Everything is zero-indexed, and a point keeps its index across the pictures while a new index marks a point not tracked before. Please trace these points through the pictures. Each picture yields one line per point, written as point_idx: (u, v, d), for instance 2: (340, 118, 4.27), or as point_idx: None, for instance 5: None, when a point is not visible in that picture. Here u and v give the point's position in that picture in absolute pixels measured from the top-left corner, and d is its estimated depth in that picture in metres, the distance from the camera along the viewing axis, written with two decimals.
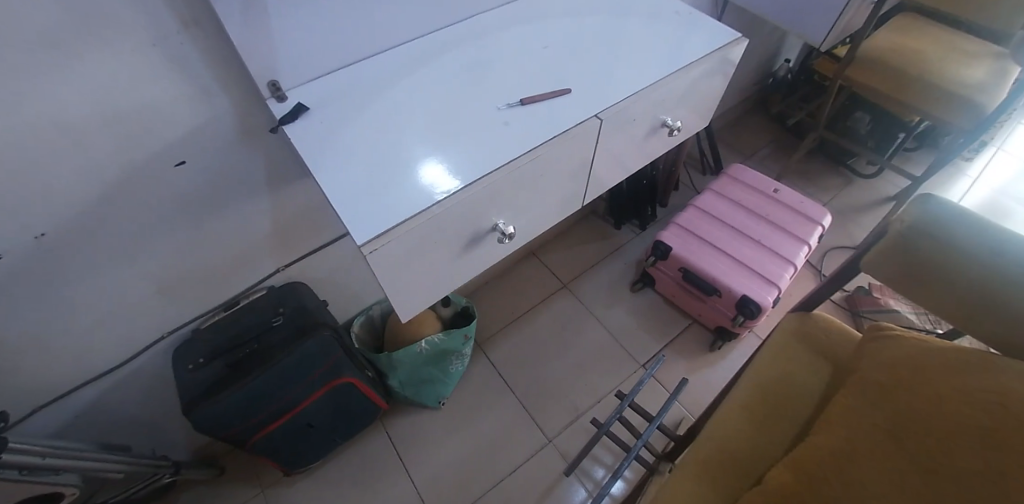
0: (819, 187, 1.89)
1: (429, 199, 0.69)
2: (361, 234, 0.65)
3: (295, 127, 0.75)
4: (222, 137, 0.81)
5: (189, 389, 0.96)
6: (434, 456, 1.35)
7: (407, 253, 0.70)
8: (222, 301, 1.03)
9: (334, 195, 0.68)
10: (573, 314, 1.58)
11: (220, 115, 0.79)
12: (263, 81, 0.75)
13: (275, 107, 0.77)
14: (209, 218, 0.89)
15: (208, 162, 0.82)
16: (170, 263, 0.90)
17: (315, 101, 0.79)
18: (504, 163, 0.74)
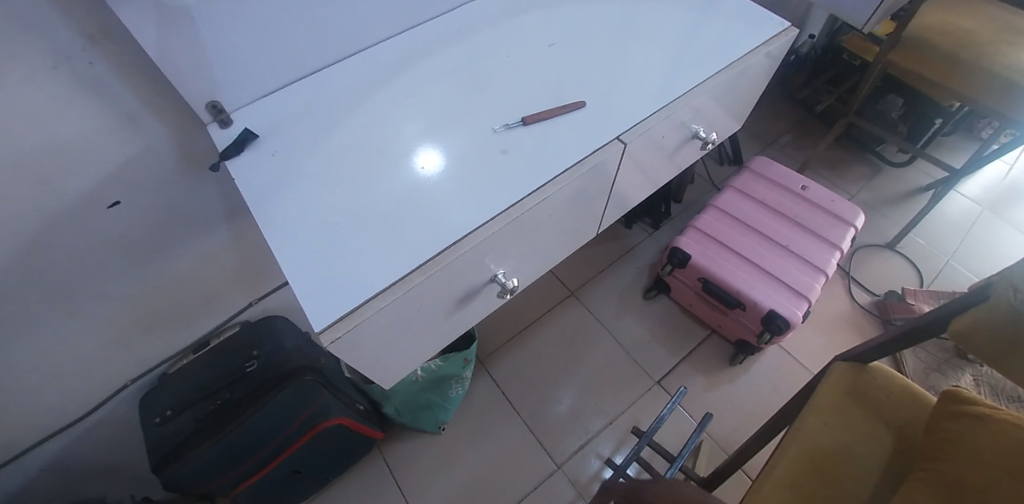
0: (846, 178, 1.73)
1: (404, 269, 0.62)
2: (321, 316, 0.58)
3: (241, 160, 0.67)
4: (160, 167, 0.71)
5: (156, 446, 0.85)
6: (438, 487, 1.26)
7: (385, 328, 0.63)
8: (192, 341, 0.93)
9: (289, 265, 0.61)
10: (580, 325, 1.49)
11: (153, 143, 0.68)
12: (199, 103, 0.66)
13: (217, 134, 0.69)
14: (162, 256, 0.78)
15: (146, 197, 0.72)
16: (123, 309, 0.79)
17: (266, 126, 0.70)
18: (493, 217, 0.67)
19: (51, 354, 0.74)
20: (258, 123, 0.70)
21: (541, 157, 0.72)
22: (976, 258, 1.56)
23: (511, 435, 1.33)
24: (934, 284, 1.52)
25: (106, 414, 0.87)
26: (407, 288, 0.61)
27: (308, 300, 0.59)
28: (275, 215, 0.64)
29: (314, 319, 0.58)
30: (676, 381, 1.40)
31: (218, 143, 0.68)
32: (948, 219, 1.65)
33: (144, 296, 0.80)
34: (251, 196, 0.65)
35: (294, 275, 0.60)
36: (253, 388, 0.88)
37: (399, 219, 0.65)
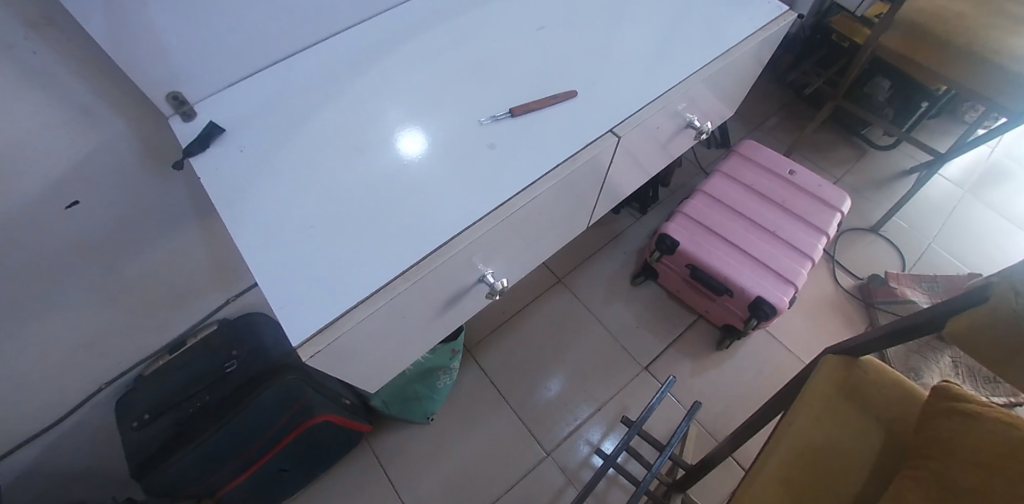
0: (832, 161, 1.73)
1: (386, 276, 0.59)
2: (298, 329, 0.55)
3: (207, 157, 0.63)
4: (121, 163, 0.66)
5: (135, 450, 0.83)
6: (428, 478, 1.25)
7: (368, 336, 0.61)
8: (167, 342, 0.90)
9: (263, 273, 0.57)
10: (568, 312, 1.48)
11: (112, 139, 0.64)
12: (158, 96, 0.62)
13: (180, 128, 0.64)
14: (128, 255, 0.75)
15: (108, 194, 0.67)
16: (91, 311, 0.75)
17: (234, 119, 0.66)
18: (480, 218, 0.64)
19: (12, 363, 0.70)
20: (225, 116, 0.66)
21: (532, 152, 0.69)
22: (956, 241, 1.58)
23: (499, 425, 1.32)
24: (916, 268, 1.53)
25: (80, 420, 0.84)
26: (390, 296, 0.58)
27: (284, 311, 0.56)
28: (248, 219, 0.60)
29: (291, 332, 0.55)
30: (664, 368, 1.40)
31: (182, 138, 0.64)
32: (931, 202, 1.67)
33: (114, 298, 0.77)
34: (221, 197, 0.61)
35: (267, 285, 0.57)
36: (235, 389, 0.87)
37: (381, 221, 0.61)
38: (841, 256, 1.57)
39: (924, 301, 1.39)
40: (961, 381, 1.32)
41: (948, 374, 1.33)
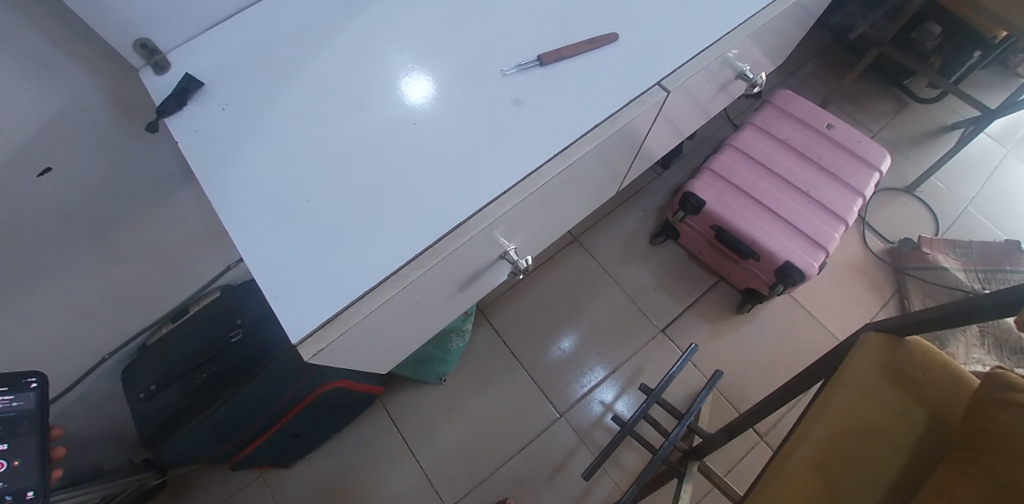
0: (869, 114, 1.62)
1: (397, 261, 0.52)
2: (296, 324, 0.48)
3: (187, 117, 0.55)
4: (94, 122, 0.58)
5: (146, 420, 0.84)
6: (440, 437, 1.25)
7: (379, 325, 0.55)
8: (170, 309, 0.89)
9: (254, 259, 0.50)
10: (584, 271, 1.43)
11: (78, 95, 0.56)
12: (124, 45, 0.53)
13: (152, 82, 0.56)
14: (109, 219, 0.68)
15: (85, 158, 0.60)
16: (77, 281, 0.70)
17: (216, 70, 0.57)
18: (502, 194, 0.56)
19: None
20: (205, 66, 0.57)
21: (565, 110, 0.60)
22: (994, 204, 1.51)
23: (511, 385, 1.31)
24: (949, 232, 1.47)
25: (88, 386, 0.83)
26: (402, 284, 0.52)
27: (280, 302, 0.49)
28: (238, 192, 0.53)
29: (289, 328, 0.48)
30: (681, 331, 1.37)
31: (154, 94, 0.56)
32: (970, 161, 1.57)
33: (104, 265, 0.72)
34: (206, 166, 0.53)
35: (262, 271, 0.50)
36: (240, 361, 0.84)
37: (393, 194, 0.54)
38: (872, 218, 1.49)
39: (956, 267, 1.34)
40: (987, 351, 1.28)
41: (974, 345, 1.29)
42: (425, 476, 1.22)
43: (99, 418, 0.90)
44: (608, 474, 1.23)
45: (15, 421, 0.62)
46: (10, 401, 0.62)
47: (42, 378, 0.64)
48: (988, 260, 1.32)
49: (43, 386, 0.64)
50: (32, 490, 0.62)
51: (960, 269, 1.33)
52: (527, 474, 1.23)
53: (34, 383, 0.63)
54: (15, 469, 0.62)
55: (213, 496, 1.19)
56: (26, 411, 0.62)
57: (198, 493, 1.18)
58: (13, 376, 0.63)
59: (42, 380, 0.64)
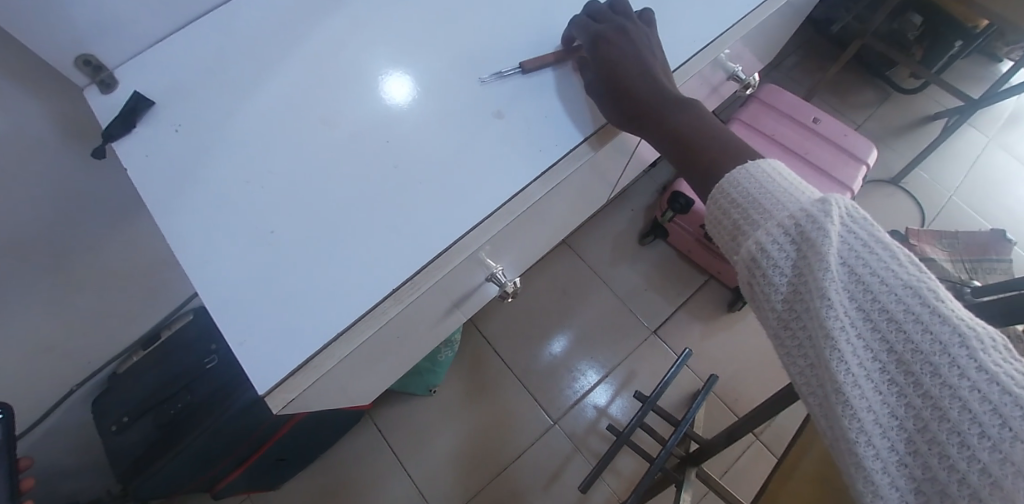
0: (854, 106, 1.61)
1: (374, 297, 0.48)
2: (262, 373, 0.44)
3: (138, 140, 0.51)
4: (39, 146, 0.54)
5: (118, 454, 0.79)
6: (432, 450, 1.22)
7: (359, 361, 0.51)
8: (141, 336, 0.85)
9: (217, 299, 0.46)
10: (574, 274, 1.40)
11: (21, 119, 0.51)
12: (64, 63, 0.48)
13: (98, 102, 0.51)
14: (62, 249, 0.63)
15: (30, 185, 0.55)
16: (32, 314, 0.65)
17: (169, 88, 0.53)
18: (482, 220, 0.52)
19: None
20: (157, 83, 0.53)
21: (551, 122, 0.57)
22: (977, 193, 1.52)
23: (503, 394, 1.28)
24: (935, 222, 1.47)
25: (59, 419, 0.79)
26: (380, 323, 0.48)
27: (244, 348, 0.45)
28: (199, 224, 0.49)
29: (255, 377, 0.44)
30: (674, 331, 1.35)
31: (100, 115, 0.51)
32: (954, 151, 1.58)
33: (62, 296, 0.68)
34: (160, 196, 0.49)
35: (224, 313, 0.46)
36: (215, 389, 0.79)
37: (368, 222, 0.50)
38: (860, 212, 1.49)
39: (943, 258, 1.33)
40: None
41: None
42: (418, 491, 1.19)
43: (68, 451, 0.85)
44: (605, 481, 1.21)
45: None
46: None
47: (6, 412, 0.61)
48: (974, 251, 1.33)
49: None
50: None
51: (948, 260, 1.33)
52: (523, 483, 1.20)
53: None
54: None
55: None
56: None
57: None
58: None
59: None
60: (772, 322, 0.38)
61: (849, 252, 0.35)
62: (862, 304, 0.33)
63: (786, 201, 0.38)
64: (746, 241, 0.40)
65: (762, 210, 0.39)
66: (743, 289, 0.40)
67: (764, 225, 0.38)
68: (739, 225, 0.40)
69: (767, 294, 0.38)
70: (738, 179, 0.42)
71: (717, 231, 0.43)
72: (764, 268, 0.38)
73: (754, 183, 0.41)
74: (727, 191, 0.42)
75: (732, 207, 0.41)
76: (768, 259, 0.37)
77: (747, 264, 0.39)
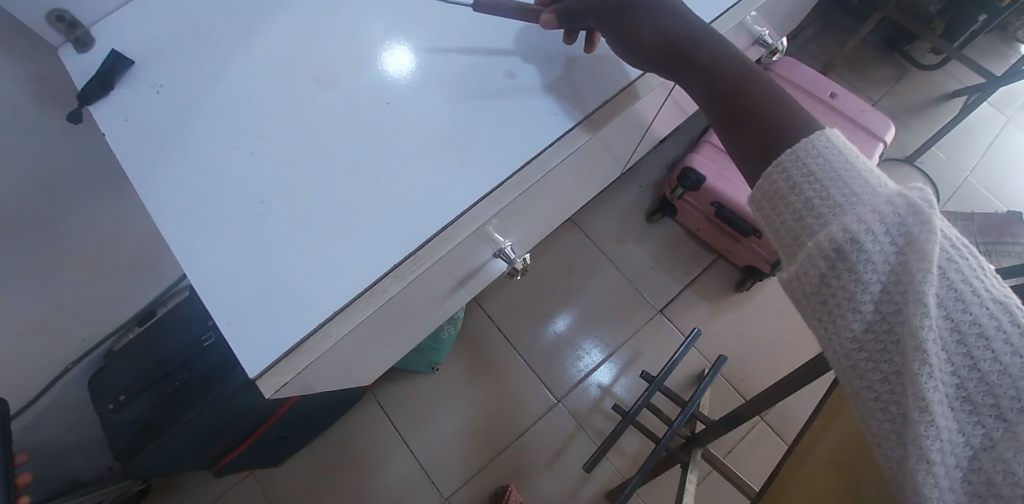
0: (870, 81, 1.56)
1: (373, 274, 0.45)
2: (252, 355, 0.42)
3: (118, 103, 0.47)
4: (17, 113, 0.50)
5: (115, 433, 0.78)
6: (434, 428, 1.21)
7: (359, 341, 0.49)
8: (135, 312, 0.83)
9: (202, 275, 0.43)
10: (579, 252, 1.37)
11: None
12: (34, 19, 0.44)
13: (72, 62, 0.47)
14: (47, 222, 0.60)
15: (10, 154, 0.52)
16: (19, 290, 0.62)
17: (152, 47, 0.49)
18: (484, 196, 0.49)
19: None
20: (141, 42, 0.49)
21: (565, 88, 0.53)
22: (993, 174, 1.48)
23: (506, 372, 1.27)
24: (950, 203, 1.44)
25: (54, 398, 0.78)
26: (378, 303, 0.45)
27: (233, 327, 0.42)
28: (187, 194, 0.45)
29: (243, 359, 0.42)
30: (680, 311, 1.33)
31: (75, 75, 0.47)
32: (972, 129, 1.53)
33: (49, 272, 0.65)
34: (142, 163, 0.46)
35: (210, 290, 0.43)
36: (211, 369, 0.77)
37: (368, 194, 0.47)
38: None
39: None
40: None
41: None
42: (420, 468, 1.19)
43: (66, 429, 0.84)
44: (607, 460, 1.20)
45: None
46: None
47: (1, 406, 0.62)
48: (989, 234, 1.30)
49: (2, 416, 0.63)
50: None
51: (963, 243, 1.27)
52: (526, 461, 1.20)
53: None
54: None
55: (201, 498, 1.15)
56: None
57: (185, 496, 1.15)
58: None
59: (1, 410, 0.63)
60: (839, 327, 0.32)
61: (950, 255, 0.30)
62: (958, 317, 0.29)
63: (876, 187, 0.32)
64: (813, 225, 0.33)
65: (849, 192, 0.32)
66: (800, 282, 0.33)
67: (854, 213, 0.32)
68: (809, 205, 0.34)
69: (846, 294, 0.32)
70: (813, 151, 0.35)
71: (768, 205, 0.37)
72: (850, 263, 0.31)
73: (837, 157, 0.34)
74: (801, 162, 0.35)
75: (803, 182, 0.34)
76: (854, 252, 0.31)
77: (824, 256, 0.32)
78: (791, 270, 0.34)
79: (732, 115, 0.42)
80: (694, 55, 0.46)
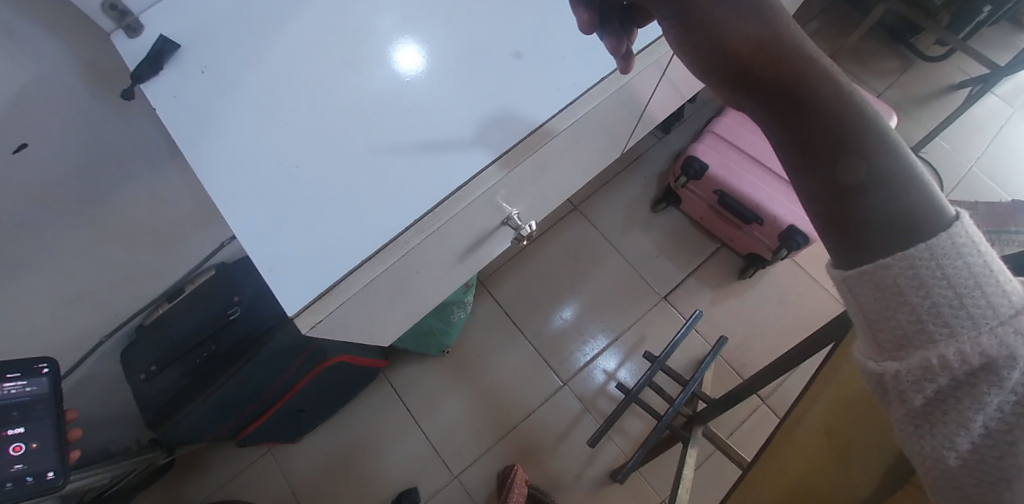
0: (874, 72, 1.58)
1: (396, 227, 0.50)
2: (291, 297, 0.47)
3: (167, 83, 0.52)
4: (68, 95, 0.55)
5: (149, 400, 0.84)
6: (444, 407, 1.26)
7: (380, 293, 0.54)
8: (165, 289, 0.87)
9: (245, 233, 0.48)
10: (585, 239, 1.41)
11: (51, 68, 0.52)
12: (92, 7, 0.49)
13: (125, 47, 0.52)
14: (91, 197, 0.65)
15: (60, 134, 0.57)
16: (64, 261, 0.68)
17: (192, 31, 0.53)
18: (496, 159, 0.53)
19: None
20: (183, 28, 0.53)
21: (567, 67, 0.57)
22: (998, 164, 1.49)
23: (514, 355, 1.31)
24: (954, 193, 1.46)
25: (92, 368, 0.84)
26: (402, 252, 0.50)
27: (273, 275, 0.48)
28: (226, 163, 0.50)
29: (284, 301, 0.47)
30: (683, 297, 1.36)
31: (128, 58, 0.52)
32: (976, 120, 1.55)
33: (91, 244, 0.70)
34: (184, 137, 0.50)
35: (254, 243, 0.48)
36: (241, 338, 0.84)
37: (385, 162, 0.51)
38: None
39: None
40: None
41: None
42: (431, 446, 1.23)
43: (99, 399, 0.90)
44: (612, 441, 1.24)
45: (32, 405, 0.65)
46: (24, 386, 0.65)
47: (54, 364, 0.68)
48: (994, 222, 1.27)
49: (54, 371, 0.68)
50: (52, 471, 0.66)
51: None
52: (533, 441, 1.24)
53: (47, 369, 0.67)
54: (33, 451, 0.65)
55: (223, 471, 1.21)
56: (40, 395, 0.66)
57: (208, 470, 1.21)
58: (25, 363, 0.66)
59: (53, 366, 0.67)
60: (943, 451, 0.29)
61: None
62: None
63: (1012, 296, 0.27)
64: (930, 330, 0.28)
65: (987, 304, 0.27)
66: (904, 388, 0.29)
67: (996, 334, 0.27)
68: (928, 308, 0.28)
69: (962, 419, 0.28)
70: (946, 245, 0.28)
71: (864, 294, 0.31)
72: (978, 387, 0.27)
73: (972, 255, 0.28)
74: (931, 257, 0.28)
75: (930, 281, 0.28)
76: (994, 380, 0.27)
77: (948, 371, 0.28)
78: (893, 371, 0.30)
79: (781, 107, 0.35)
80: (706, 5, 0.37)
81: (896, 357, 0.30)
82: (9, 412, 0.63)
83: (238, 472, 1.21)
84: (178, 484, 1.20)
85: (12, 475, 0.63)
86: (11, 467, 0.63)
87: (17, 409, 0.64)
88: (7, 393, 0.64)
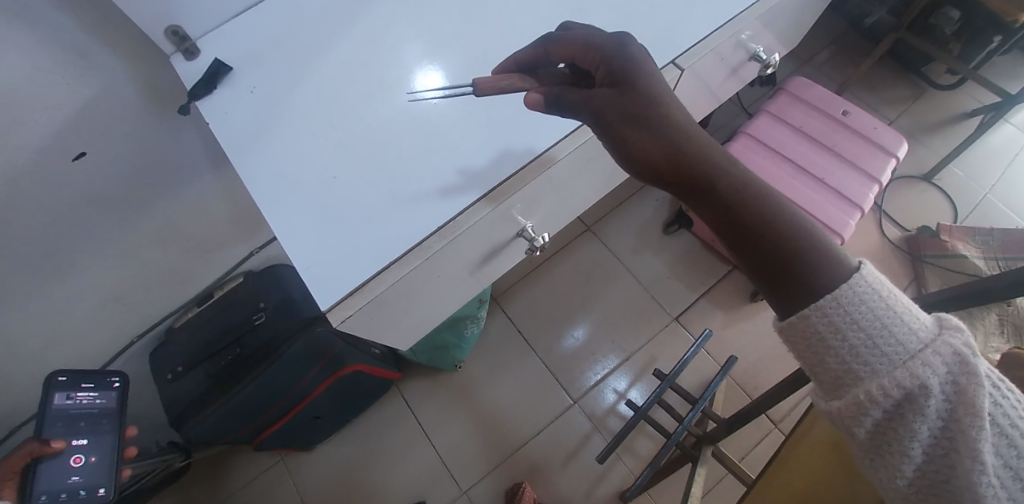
0: (886, 101, 1.60)
1: (422, 232, 0.54)
2: (325, 291, 0.51)
3: (216, 100, 0.57)
4: (126, 110, 0.61)
5: (178, 398, 0.89)
6: (455, 421, 1.28)
7: (401, 297, 0.57)
8: (195, 294, 0.92)
9: (284, 233, 0.53)
10: (598, 259, 1.43)
11: (114, 85, 0.59)
12: (156, 34, 0.55)
13: (182, 67, 0.58)
14: (138, 207, 0.71)
15: (113, 147, 0.63)
16: (106, 265, 0.74)
17: (241, 54, 0.59)
18: (486, 193, 0.56)
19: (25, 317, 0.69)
20: (233, 53, 0.59)
21: None
22: (1014, 192, 1.48)
23: (525, 371, 1.32)
24: (968, 220, 1.46)
25: (122, 365, 0.90)
26: (425, 256, 0.54)
27: (309, 273, 0.52)
28: (261, 173, 0.54)
29: (317, 296, 0.51)
30: (694, 318, 1.37)
31: (185, 78, 0.58)
32: (990, 149, 1.55)
33: (134, 250, 0.76)
34: (227, 146, 0.55)
35: (290, 240, 0.52)
36: (262, 343, 0.88)
37: (408, 175, 0.55)
38: (886, 206, 1.48)
39: (976, 256, 1.31)
40: (1007, 340, 1.18)
41: (993, 333, 1.18)
42: (442, 462, 1.24)
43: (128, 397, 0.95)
44: (622, 461, 1.24)
45: (100, 416, 0.74)
46: (96, 398, 0.75)
47: (123, 380, 0.78)
48: (1011, 248, 1.27)
49: (123, 385, 0.78)
50: (103, 487, 0.72)
51: (980, 257, 1.30)
52: (541, 459, 1.24)
53: (117, 382, 0.77)
54: (91, 464, 0.72)
55: (236, 476, 1.24)
56: (108, 406, 0.75)
57: (222, 474, 1.25)
58: (101, 376, 0.76)
59: (122, 381, 0.78)
60: (893, 467, 0.38)
61: (998, 404, 0.35)
62: (1014, 463, 0.34)
63: (912, 333, 0.37)
64: (861, 370, 0.38)
65: (894, 341, 0.37)
66: (849, 420, 0.39)
67: (905, 366, 0.37)
68: (854, 353, 0.38)
69: (899, 439, 0.37)
70: (851, 295, 0.38)
71: (802, 347, 0.41)
72: (905, 411, 0.37)
73: (877, 301, 0.38)
74: (844, 309, 0.38)
75: (847, 329, 0.38)
76: (919, 404, 0.36)
77: (876, 405, 0.37)
78: (838, 407, 0.39)
79: (704, 198, 0.46)
80: (630, 122, 0.48)
81: (837, 395, 0.40)
82: (78, 422, 0.73)
83: (250, 479, 1.24)
84: (192, 488, 1.24)
85: (68, 486, 0.70)
86: (69, 478, 0.70)
87: (86, 419, 0.73)
88: (81, 403, 0.73)
